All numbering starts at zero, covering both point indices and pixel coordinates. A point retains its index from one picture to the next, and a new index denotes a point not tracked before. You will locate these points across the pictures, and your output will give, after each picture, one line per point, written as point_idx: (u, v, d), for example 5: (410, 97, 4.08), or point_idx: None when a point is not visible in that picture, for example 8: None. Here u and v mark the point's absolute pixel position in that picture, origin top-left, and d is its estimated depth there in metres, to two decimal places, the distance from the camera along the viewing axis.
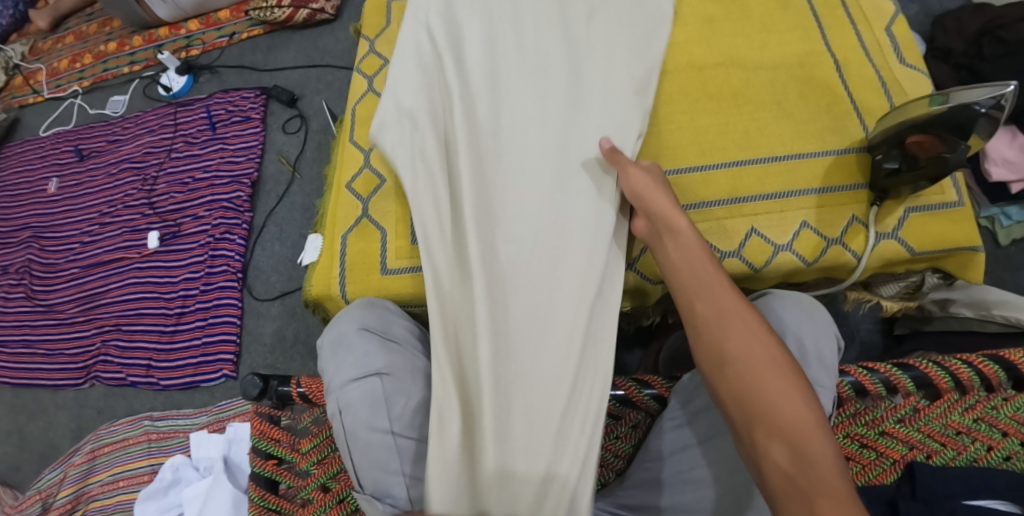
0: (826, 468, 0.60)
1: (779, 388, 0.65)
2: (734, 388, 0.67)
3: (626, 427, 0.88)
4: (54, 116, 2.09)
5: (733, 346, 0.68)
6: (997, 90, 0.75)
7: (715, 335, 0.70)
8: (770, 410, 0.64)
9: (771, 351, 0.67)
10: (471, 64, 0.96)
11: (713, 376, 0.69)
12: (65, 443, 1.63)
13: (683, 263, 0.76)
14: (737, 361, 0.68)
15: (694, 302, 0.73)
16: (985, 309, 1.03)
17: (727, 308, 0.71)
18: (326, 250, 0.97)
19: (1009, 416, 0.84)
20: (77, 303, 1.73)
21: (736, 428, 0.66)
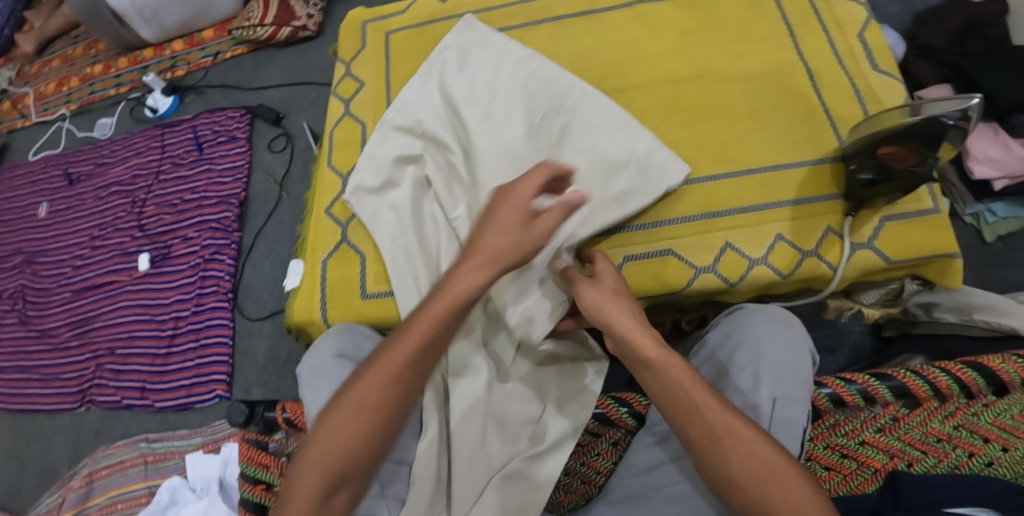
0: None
1: (783, 497, 0.66)
2: (743, 509, 0.68)
3: (606, 444, 0.88)
4: (43, 139, 2.09)
5: (736, 471, 0.68)
6: (964, 102, 0.74)
7: (715, 462, 0.69)
8: None
9: (776, 465, 0.67)
10: (459, 137, 0.96)
11: (721, 495, 0.70)
12: (63, 467, 1.63)
13: (665, 387, 0.72)
14: (744, 485, 0.68)
15: (687, 429, 0.70)
16: (966, 314, 1.04)
17: (723, 430, 0.69)
18: (306, 277, 0.97)
19: (989, 422, 0.85)
20: (70, 327, 1.74)
21: None
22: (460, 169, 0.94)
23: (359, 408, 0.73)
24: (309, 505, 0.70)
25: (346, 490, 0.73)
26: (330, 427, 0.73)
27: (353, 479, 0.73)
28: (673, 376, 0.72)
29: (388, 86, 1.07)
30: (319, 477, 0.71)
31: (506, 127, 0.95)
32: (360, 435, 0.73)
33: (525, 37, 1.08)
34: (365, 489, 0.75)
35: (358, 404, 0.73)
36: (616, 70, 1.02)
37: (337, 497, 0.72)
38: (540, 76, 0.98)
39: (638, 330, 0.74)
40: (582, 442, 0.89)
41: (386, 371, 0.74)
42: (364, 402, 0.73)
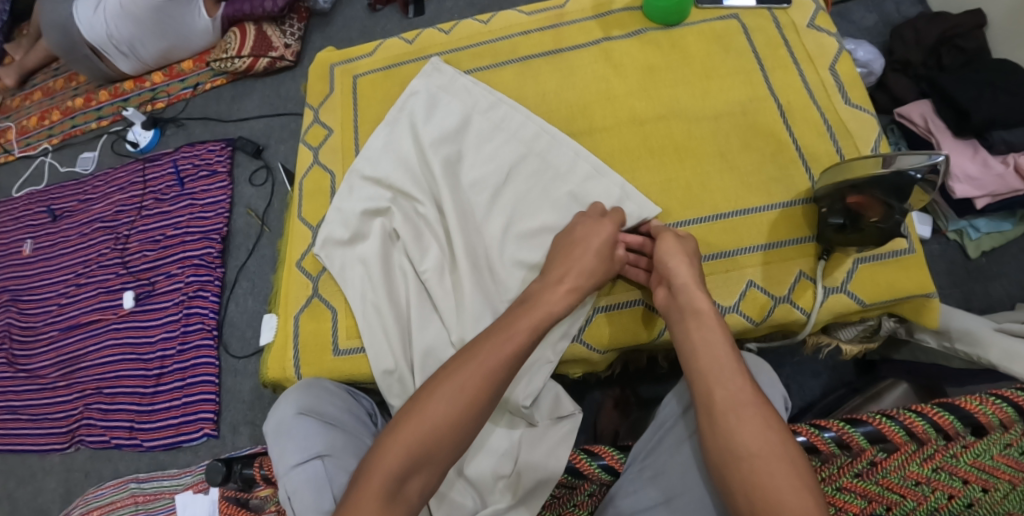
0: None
1: (786, 479, 0.70)
2: (747, 482, 0.71)
3: (582, 495, 0.86)
4: (26, 175, 2.06)
5: (749, 441, 0.72)
6: (931, 157, 0.80)
7: (729, 428, 0.74)
8: (777, 507, 0.68)
9: (787, 449, 0.72)
10: (429, 187, 1.00)
11: (725, 466, 0.73)
12: (55, 508, 1.61)
13: (705, 349, 0.80)
14: (753, 457, 0.72)
15: (713, 390, 0.77)
16: (948, 341, 1.01)
17: (743, 400, 0.75)
18: (279, 333, 1.00)
19: (969, 463, 0.84)
20: (57, 367, 1.71)
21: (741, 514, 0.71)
22: (429, 221, 0.99)
23: (453, 403, 0.76)
24: (388, 478, 0.72)
25: (421, 476, 0.74)
26: (423, 415, 0.75)
27: (430, 465, 0.74)
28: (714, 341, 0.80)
29: (355, 133, 1.12)
30: (400, 455, 0.73)
31: (477, 178, 1.00)
32: (449, 426, 0.75)
33: (492, 78, 1.11)
34: (438, 481, 0.76)
35: (457, 393, 0.76)
36: (582, 113, 1.06)
37: (413, 481, 0.73)
38: (508, 125, 1.03)
39: (695, 289, 0.85)
40: (556, 494, 0.88)
41: (484, 366, 0.78)
42: (459, 396, 0.76)
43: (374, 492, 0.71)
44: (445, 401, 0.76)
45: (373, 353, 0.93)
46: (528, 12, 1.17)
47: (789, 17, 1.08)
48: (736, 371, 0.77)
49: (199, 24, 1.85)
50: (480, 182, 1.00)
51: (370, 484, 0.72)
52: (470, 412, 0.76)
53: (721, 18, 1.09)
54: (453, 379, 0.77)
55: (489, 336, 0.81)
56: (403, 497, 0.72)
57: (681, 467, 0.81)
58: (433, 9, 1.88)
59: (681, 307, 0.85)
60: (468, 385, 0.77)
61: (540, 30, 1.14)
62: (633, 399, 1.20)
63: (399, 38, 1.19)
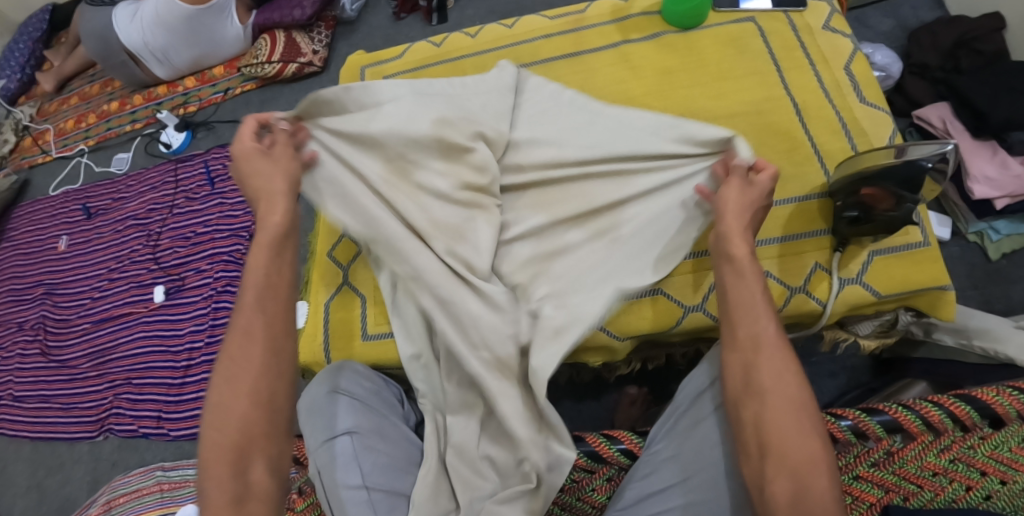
0: (824, 508, 0.68)
1: (795, 423, 0.72)
2: (757, 417, 0.74)
3: (600, 480, 0.89)
4: (62, 175, 2.12)
5: (767, 379, 0.74)
6: (941, 148, 0.83)
7: (749, 365, 0.76)
8: (783, 447, 0.71)
9: (802, 392, 0.73)
10: (539, 197, 1.04)
11: (740, 399, 0.76)
12: (82, 495, 1.64)
13: (738, 291, 0.81)
14: (767, 397, 0.74)
15: (737, 329, 0.79)
16: (965, 339, 1.02)
17: (766, 340, 0.77)
18: (309, 322, 1.05)
19: (987, 455, 0.85)
20: (89, 358, 1.76)
21: (748, 449, 0.74)
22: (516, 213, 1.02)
23: (245, 379, 0.77)
24: (225, 482, 0.72)
25: (258, 461, 0.74)
26: (225, 401, 0.76)
27: (261, 450, 0.75)
28: (744, 284, 0.81)
29: None
30: (224, 457, 0.73)
31: (577, 173, 1.03)
32: (256, 406, 0.76)
33: None
34: (278, 456, 0.76)
35: (235, 370, 0.77)
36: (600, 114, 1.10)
37: (252, 468, 0.74)
38: (579, 126, 1.07)
39: (736, 236, 0.85)
40: (576, 478, 0.90)
41: (246, 329, 0.79)
42: (244, 376, 0.77)
43: (217, 501, 0.71)
44: (228, 382, 0.77)
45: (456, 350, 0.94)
46: (550, 16, 1.21)
47: (803, 20, 1.11)
48: (765, 313, 0.78)
49: (229, 31, 1.93)
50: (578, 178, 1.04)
51: (215, 497, 0.72)
52: (273, 384, 0.77)
53: (736, 22, 1.12)
54: (231, 361, 0.78)
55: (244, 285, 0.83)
56: (250, 486, 0.73)
57: (696, 448, 0.82)
58: (456, 16, 1.93)
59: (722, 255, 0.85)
60: (241, 357, 0.78)
61: (561, 34, 1.18)
62: (652, 396, 1.22)
63: (425, 42, 1.24)
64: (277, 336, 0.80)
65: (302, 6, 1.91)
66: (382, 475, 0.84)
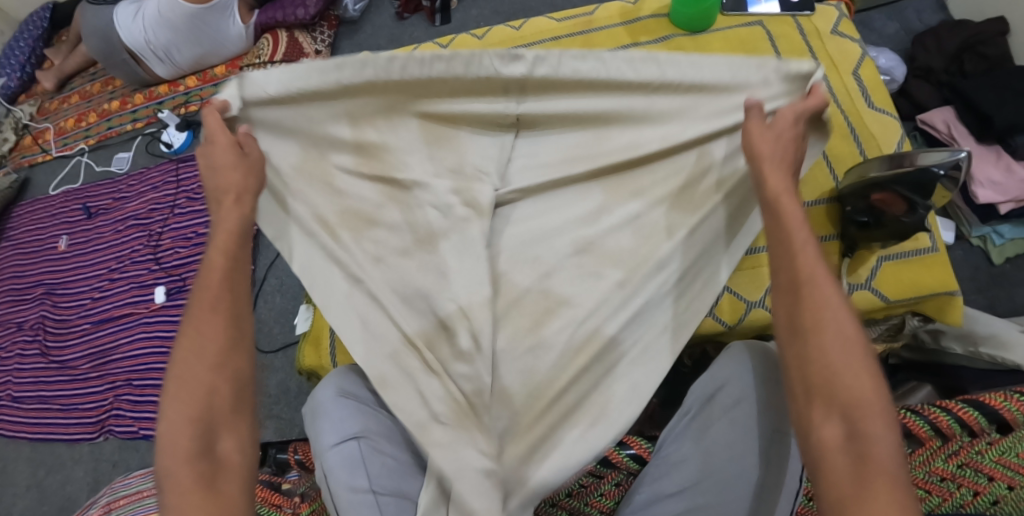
0: (880, 448, 0.63)
1: (845, 361, 0.67)
2: (803, 357, 0.69)
3: (608, 484, 0.90)
4: (62, 174, 2.12)
5: (812, 318, 0.69)
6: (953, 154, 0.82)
7: (793, 302, 0.71)
8: (835, 388, 0.66)
9: (851, 332, 0.68)
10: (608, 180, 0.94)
11: (785, 339, 0.71)
12: (82, 497, 1.63)
13: (777, 226, 0.76)
14: (813, 333, 0.69)
15: (777, 266, 0.74)
16: (972, 346, 1.03)
17: (810, 275, 0.71)
18: (315, 323, 1.05)
19: (994, 460, 0.85)
20: (90, 359, 1.75)
21: (793, 392, 0.69)
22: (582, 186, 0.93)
23: (210, 354, 0.75)
24: (193, 459, 0.70)
25: (228, 435, 0.73)
26: (190, 372, 0.74)
27: (230, 423, 0.73)
28: (784, 217, 0.75)
29: None
30: (189, 433, 0.71)
31: (659, 148, 0.92)
32: (223, 377, 0.74)
33: None
34: (249, 432, 0.75)
35: (202, 343, 0.75)
36: None
37: (222, 443, 0.72)
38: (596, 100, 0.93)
39: (773, 170, 0.79)
40: (585, 482, 0.91)
41: (207, 304, 0.77)
42: (209, 347, 0.75)
43: (186, 477, 0.69)
44: (193, 354, 0.74)
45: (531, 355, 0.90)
46: (558, 18, 1.21)
47: (812, 24, 1.11)
48: (809, 248, 0.73)
49: (232, 31, 1.92)
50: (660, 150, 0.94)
51: (180, 474, 0.70)
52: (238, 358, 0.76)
53: (746, 25, 1.12)
54: (196, 334, 0.75)
55: (209, 264, 0.80)
56: (219, 461, 0.71)
57: (705, 452, 0.82)
58: (460, 17, 1.92)
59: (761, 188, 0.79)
60: (210, 331, 0.76)
61: (569, 35, 1.18)
62: None
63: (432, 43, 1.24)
64: (243, 313, 0.79)
65: (305, 6, 1.88)
66: (391, 478, 0.83)
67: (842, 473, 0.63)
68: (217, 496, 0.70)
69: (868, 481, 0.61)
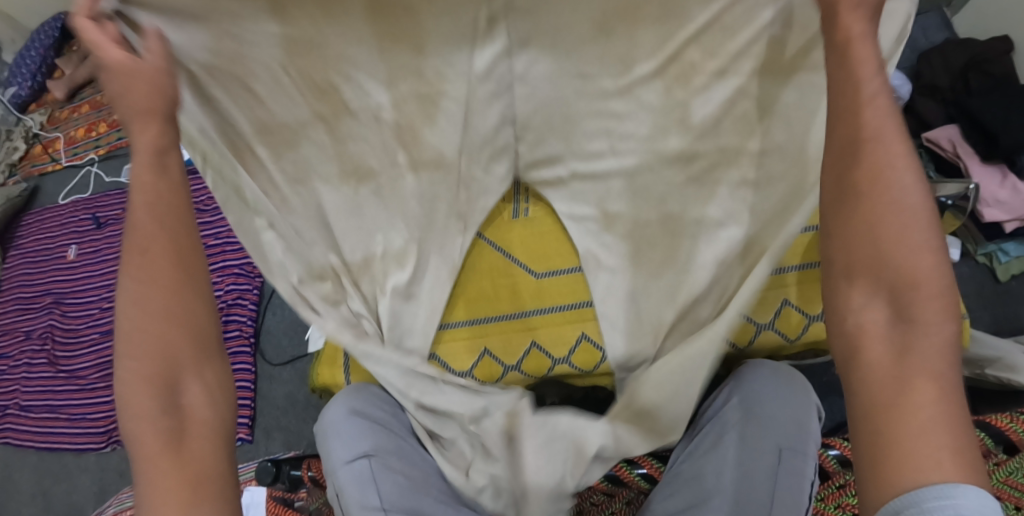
0: (934, 340, 0.57)
1: (907, 238, 0.59)
2: (862, 226, 0.60)
3: (620, 503, 0.91)
4: (72, 184, 2.14)
5: (877, 188, 0.60)
6: None
7: (850, 168, 0.62)
8: (891, 269, 0.58)
9: (917, 205, 0.59)
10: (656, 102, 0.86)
11: (839, 206, 0.62)
12: (89, 506, 1.64)
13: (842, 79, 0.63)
14: (871, 202, 0.60)
15: (834, 127, 0.64)
16: (978, 368, 1.04)
17: (873, 137, 0.61)
18: (328, 344, 1.05)
19: (1002, 480, 0.87)
20: (98, 368, 1.76)
21: (834, 270, 0.62)
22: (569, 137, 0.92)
23: (157, 294, 0.66)
24: (155, 416, 0.63)
25: (193, 381, 0.66)
26: (134, 324, 0.65)
27: (191, 366, 0.66)
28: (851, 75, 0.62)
29: None
30: (146, 387, 0.63)
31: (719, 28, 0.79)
32: (168, 324, 0.66)
33: None
34: (215, 375, 0.68)
35: (146, 280, 0.66)
36: None
37: (187, 390, 0.65)
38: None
39: (851, 13, 0.63)
40: (596, 501, 0.92)
41: (144, 232, 0.67)
42: (158, 281, 0.66)
43: (153, 438, 0.63)
44: (137, 296, 0.66)
45: (605, 330, 0.95)
46: None
47: None
48: (875, 105, 0.61)
49: None
50: (708, 28, 0.77)
51: (144, 433, 0.63)
52: (186, 300, 0.67)
53: None
54: (139, 270, 0.67)
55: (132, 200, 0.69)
56: (183, 411, 0.65)
57: (711, 470, 0.83)
58: None
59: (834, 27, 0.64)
60: (155, 272, 0.67)
61: None
62: None
63: None
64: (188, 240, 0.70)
65: None
66: (400, 495, 0.84)
67: (879, 361, 0.58)
68: (191, 452, 0.64)
69: (907, 379, 0.56)
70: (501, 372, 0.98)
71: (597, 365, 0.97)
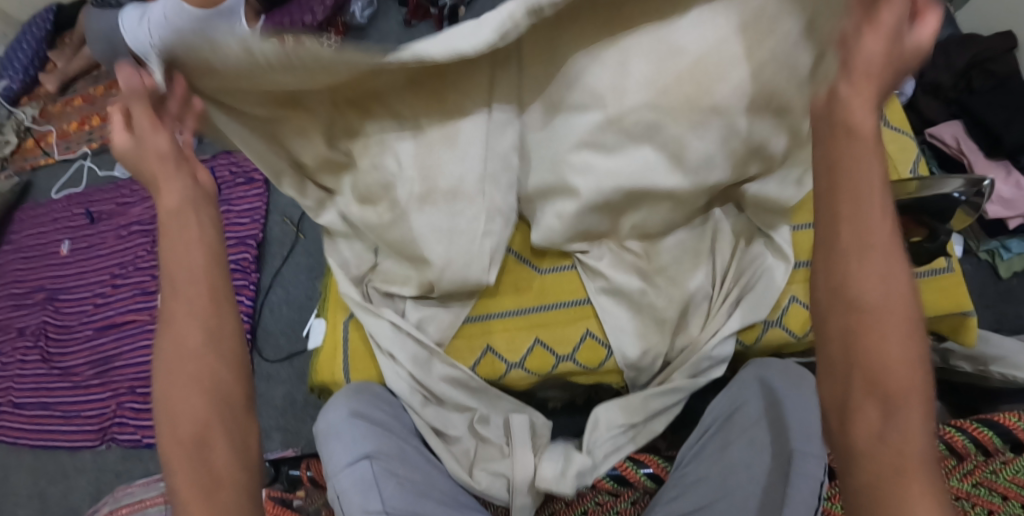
0: (920, 446, 0.54)
1: (893, 343, 0.56)
2: (851, 328, 0.57)
3: (625, 503, 0.90)
4: (66, 178, 2.11)
5: (865, 285, 0.57)
6: (974, 182, 0.83)
7: (841, 268, 0.58)
8: (879, 370, 0.55)
9: (907, 306, 0.57)
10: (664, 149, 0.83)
11: (830, 306, 0.59)
12: (85, 505, 1.62)
13: (848, 168, 0.59)
14: (868, 314, 0.56)
15: (835, 220, 0.59)
16: (981, 365, 1.01)
17: (869, 235, 0.58)
18: (328, 339, 1.02)
19: (1009, 479, 0.84)
20: (92, 366, 1.74)
21: (832, 369, 0.58)
22: (563, 174, 0.87)
23: (198, 356, 0.66)
24: (190, 477, 0.62)
25: (224, 442, 0.65)
26: (175, 391, 0.65)
27: (223, 427, 0.65)
28: (850, 165, 0.59)
29: None
30: (182, 451, 0.63)
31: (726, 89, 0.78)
32: (207, 387, 0.66)
33: None
34: (243, 435, 0.67)
35: (186, 343, 0.66)
36: None
37: (216, 451, 0.64)
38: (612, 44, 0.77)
39: (861, 102, 0.60)
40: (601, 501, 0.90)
41: (186, 297, 0.68)
42: (195, 346, 0.66)
43: (187, 498, 0.61)
44: (181, 358, 0.66)
45: (613, 329, 0.95)
46: None
47: None
48: (877, 202, 0.58)
49: None
50: (695, 68, 0.76)
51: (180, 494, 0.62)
52: (223, 366, 0.67)
53: None
54: (178, 333, 0.67)
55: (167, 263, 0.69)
56: (213, 471, 0.63)
57: (720, 472, 0.82)
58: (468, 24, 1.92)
59: (833, 121, 0.61)
60: (193, 333, 0.67)
61: None
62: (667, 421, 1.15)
63: None
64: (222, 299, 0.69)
65: (314, 12, 1.87)
66: (402, 499, 0.83)
67: (877, 464, 0.55)
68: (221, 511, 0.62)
69: (901, 486, 0.53)
70: (505, 370, 0.96)
71: (602, 363, 0.96)
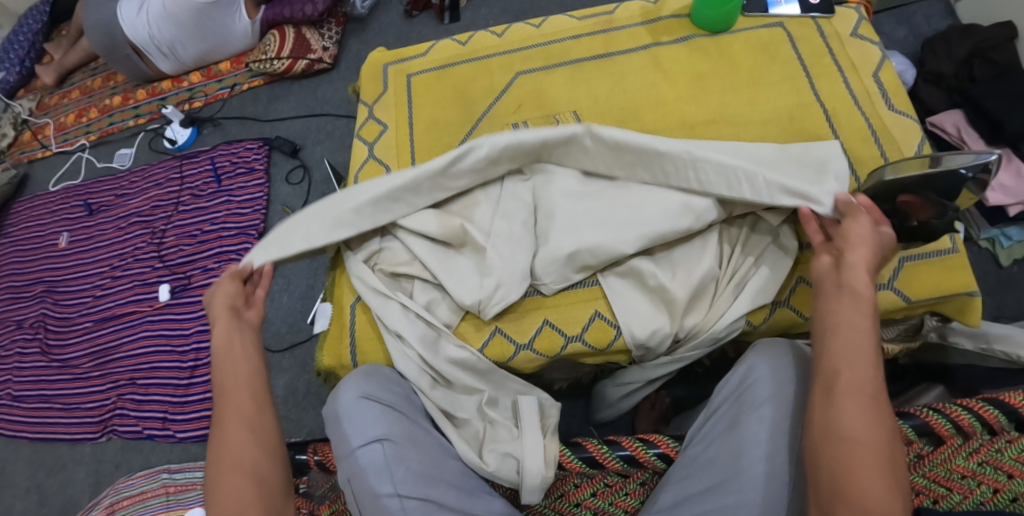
0: None
1: (877, 471, 0.68)
2: (838, 458, 0.69)
3: (634, 484, 0.87)
4: (63, 170, 2.09)
5: (856, 427, 0.70)
6: (981, 156, 0.84)
7: (832, 407, 0.72)
8: (861, 493, 0.67)
9: (891, 445, 0.69)
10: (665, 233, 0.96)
11: (821, 439, 0.71)
12: (84, 498, 1.61)
13: (848, 330, 0.75)
14: (857, 446, 0.69)
15: (837, 370, 0.73)
16: (984, 343, 1.02)
17: (864, 387, 0.72)
18: (336, 322, 1.04)
19: (1013, 458, 0.83)
20: (91, 358, 1.73)
21: (820, 488, 0.70)
22: (569, 232, 0.97)
23: (247, 447, 0.80)
24: None
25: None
26: (226, 479, 0.78)
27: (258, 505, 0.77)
28: (843, 323, 0.76)
29: (409, 130, 1.22)
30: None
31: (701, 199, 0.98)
32: (247, 473, 0.78)
33: (544, 80, 1.21)
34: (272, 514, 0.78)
35: (240, 435, 0.81)
36: (633, 116, 1.14)
37: None
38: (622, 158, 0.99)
39: (859, 267, 0.79)
40: (609, 482, 0.86)
41: (243, 402, 0.83)
42: (244, 439, 0.80)
43: None
44: (234, 447, 0.80)
45: (619, 306, 0.97)
46: (578, 17, 1.27)
47: (832, 27, 1.17)
48: (870, 362, 0.73)
49: (238, 27, 1.91)
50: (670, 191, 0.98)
51: None
52: (263, 459, 0.80)
53: (766, 26, 1.17)
54: (233, 429, 0.81)
55: (221, 373, 0.86)
56: None
57: (728, 449, 0.83)
58: (469, 15, 1.92)
59: (839, 284, 0.79)
60: (244, 427, 0.81)
61: (590, 35, 1.24)
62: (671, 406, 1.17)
63: (451, 40, 1.31)
64: (264, 405, 0.84)
65: (314, 2, 1.86)
66: (415, 482, 0.83)
67: None
68: None
69: None
70: (513, 351, 0.99)
71: (611, 343, 0.97)
